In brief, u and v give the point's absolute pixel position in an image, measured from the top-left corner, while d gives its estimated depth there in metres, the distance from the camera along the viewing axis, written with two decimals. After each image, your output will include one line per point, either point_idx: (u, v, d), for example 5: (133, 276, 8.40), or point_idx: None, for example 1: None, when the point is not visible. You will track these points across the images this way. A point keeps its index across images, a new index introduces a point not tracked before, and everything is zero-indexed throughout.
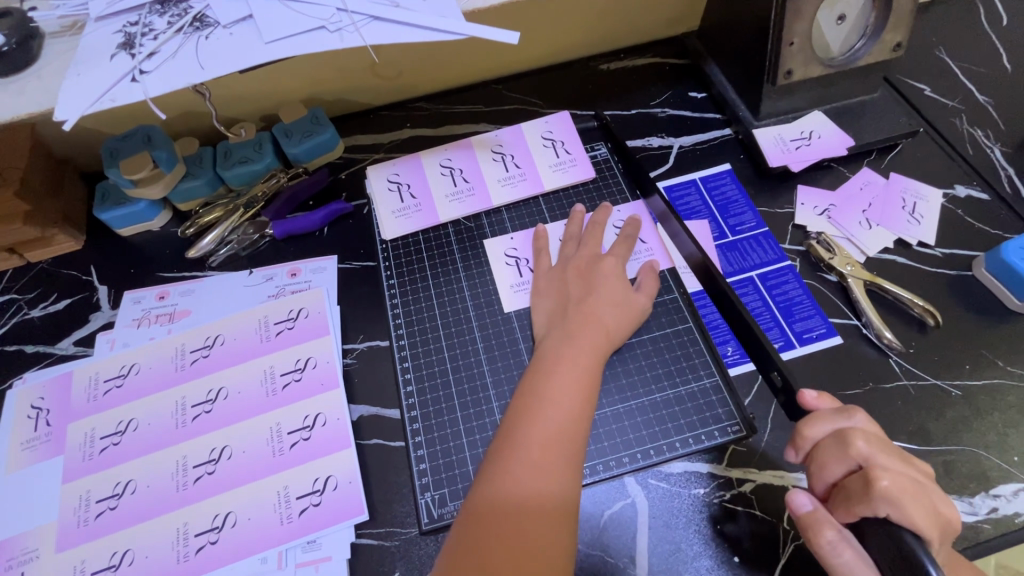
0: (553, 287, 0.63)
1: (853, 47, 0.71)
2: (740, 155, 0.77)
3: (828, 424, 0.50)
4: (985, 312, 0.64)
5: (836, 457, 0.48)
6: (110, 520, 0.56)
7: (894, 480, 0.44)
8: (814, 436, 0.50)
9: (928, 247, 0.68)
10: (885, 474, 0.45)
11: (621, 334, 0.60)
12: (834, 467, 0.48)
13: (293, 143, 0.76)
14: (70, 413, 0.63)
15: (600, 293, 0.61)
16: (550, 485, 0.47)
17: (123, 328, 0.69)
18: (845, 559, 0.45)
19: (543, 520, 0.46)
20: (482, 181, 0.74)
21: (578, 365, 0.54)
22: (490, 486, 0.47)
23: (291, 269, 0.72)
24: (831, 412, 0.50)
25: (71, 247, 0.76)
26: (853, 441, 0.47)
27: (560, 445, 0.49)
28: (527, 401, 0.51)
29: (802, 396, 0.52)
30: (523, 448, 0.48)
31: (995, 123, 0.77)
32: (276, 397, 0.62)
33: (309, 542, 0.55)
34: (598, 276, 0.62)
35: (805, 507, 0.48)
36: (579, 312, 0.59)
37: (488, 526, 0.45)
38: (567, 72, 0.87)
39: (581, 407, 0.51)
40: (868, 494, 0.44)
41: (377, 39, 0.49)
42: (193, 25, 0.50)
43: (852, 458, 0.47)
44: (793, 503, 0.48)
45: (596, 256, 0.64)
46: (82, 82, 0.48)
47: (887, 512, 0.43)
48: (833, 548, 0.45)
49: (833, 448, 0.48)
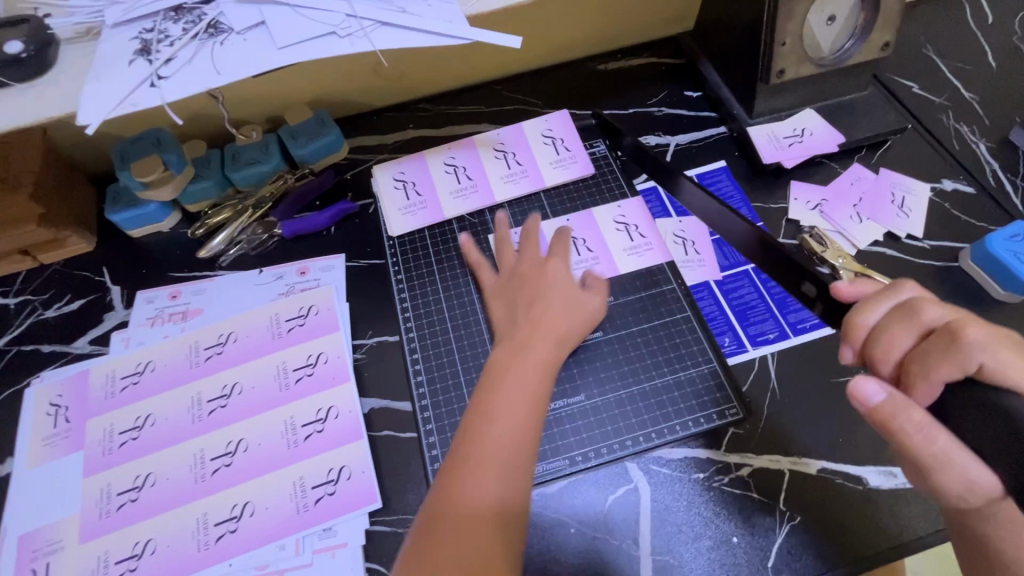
0: (501, 297, 0.63)
1: (843, 46, 0.73)
2: (735, 152, 0.80)
3: (883, 303, 0.47)
4: (971, 302, 0.66)
5: (906, 329, 0.44)
6: (132, 512, 0.58)
7: (983, 328, 0.41)
8: (869, 321, 0.47)
9: (917, 239, 0.71)
10: (970, 324, 0.41)
11: (575, 334, 0.61)
12: (903, 338, 0.44)
13: (300, 144, 0.78)
14: (88, 409, 0.65)
15: (549, 298, 0.61)
16: (509, 480, 0.48)
17: (137, 327, 0.70)
18: (940, 446, 0.40)
19: (494, 532, 0.46)
20: (485, 178, 0.76)
21: (541, 362, 0.56)
22: (443, 503, 0.47)
23: (300, 267, 0.73)
24: (881, 292, 0.48)
25: (83, 248, 0.77)
26: (923, 308, 0.44)
27: (524, 440, 0.50)
28: (491, 395, 0.52)
29: (839, 288, 0.51)
30: (474, 463, 0.48)
31: (980, 118, 0.79)
32: (289, 392, 0.64)
33: (324, 530, 0.57)
34: (547, 283, 0.62)
35: (876, 397, 0.41)
36: (526, 321, 0.59)
37: (440, 543, 0.45)
38: (565, 73, 0.89)
39: (532, 419, 0.51)
40: (958, 346, 0.40)
41: (386, 44, 0.51)
42: (207, 32, 0.52)
43: (922, 325, 0.44)
44: (862, 395, 0.41)
45: (540, 263, 0.65)
46: (101, 88, 0.50)
47: (981, 363, 0.39)
48: (927, 435, 0.40)
49: (899, 320, 0.45)
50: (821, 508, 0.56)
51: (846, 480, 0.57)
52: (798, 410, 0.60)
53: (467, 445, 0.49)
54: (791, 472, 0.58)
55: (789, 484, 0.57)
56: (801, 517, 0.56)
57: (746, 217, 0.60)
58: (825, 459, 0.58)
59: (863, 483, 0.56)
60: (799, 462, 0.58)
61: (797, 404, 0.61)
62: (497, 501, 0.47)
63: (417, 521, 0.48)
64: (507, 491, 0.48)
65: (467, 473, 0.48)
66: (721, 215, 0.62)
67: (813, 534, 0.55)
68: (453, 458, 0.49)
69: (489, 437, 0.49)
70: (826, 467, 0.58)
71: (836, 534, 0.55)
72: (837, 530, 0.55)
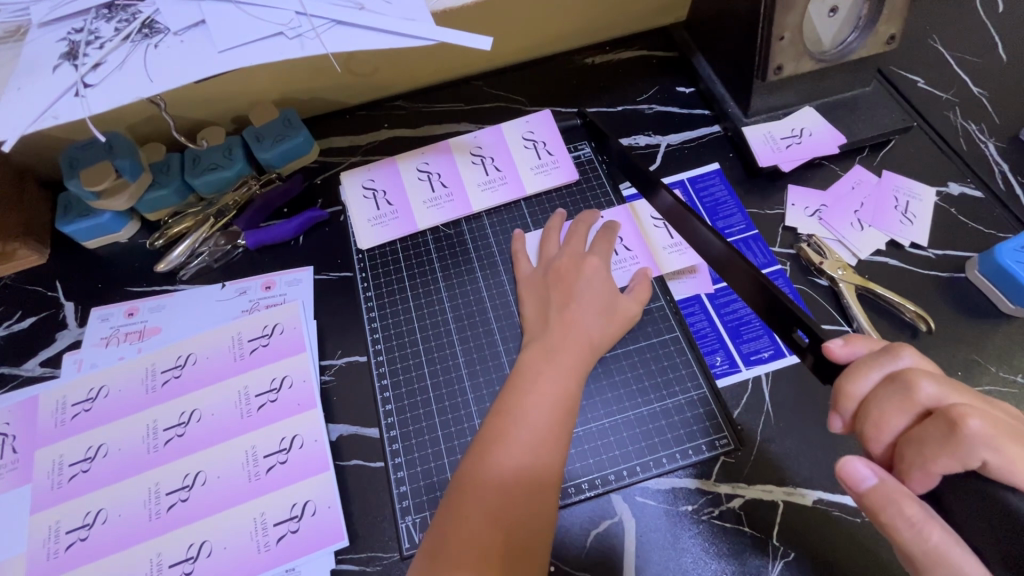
0: (535, 293, 0.61)
1: (845, 40, 0.68)
2: (729, 153, 0.75)
3: (875, 370, 0.43)
4: (977, 316, 0.62)
5: (898, 407, 0.40)
6: (82, 552, 0.55)
7: (984, 419, 0.36)
8: (861, 391, 0.43)
9: (921, 248, 0.67)
10: (968, 412, 0.37)
11: (604, 344, 0.58)
12: (895, 418, 0.40)
13: (265, 148, 0.73)
14: (36, 439, 0.61)
15: (582, 301, 0.58)
16: (550, 446, 0.48)
17: (90, 347, 0.66)
18: (933, 544, 0.35)
19: (529, 491, 0.46)
20: (460, 185, 0.71)
21: (575, 357, 0.55)
22: (483, 457, 0.48)
23: (265, 282, 0.69)
24: (876, 355, 0.43)
25: (34, 261, 0.72)
26: (918, 384, 0.40)
27: (556, 430, 0.49)
28: (537, 364, 0.54)
29: (830, 347, 0.46)
30: (519, 420, 0.49)
31: (989, 116, 0.75)
32: (251, 419, 0.60)
33: (287, 571, 0.53)
34: (581, 280, 0.60)
35: (868, 481, 0.38)
36: (558, 322, 0.57)
37: (476, 494, 0.46)
38: (549, 67, 0.84)
39: (575, 390, 0.52)
40: (954, 440, 0.36)
41: (339, 46, 0.45)
42: (141, 32, 0.47)
43: (918, 404, 0.40)
44: (851, 478, 0.39)
45: (579, 257, 0.62)
46: (22, 98, 0.45)
47: (983, 460, 0.35)
48: (917, 530, 0.36)
49: (892, 396, 0.41)
50: (817, 543, 0.52)
51: (844, 512, 0.53)
52: (794, 436, 0.56)
53: (498, 425, 0.49)
54: (785, 503, 0.54)
55: (782, 516, 0.53)
56: (795, 552, 0.52)
57: (719, 233, 0.56)
58: (821, 489, 0.54)
59: (861, 516, 0.53)
60: (793, 493, 0.54)
61: (793, 430, 0.57)
62: (521, 484, 0.46)
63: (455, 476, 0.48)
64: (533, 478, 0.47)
65: (495, 455, 0.47)
66: (697, 231, 0.58)
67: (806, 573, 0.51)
68: (482, 438, 0.49)
69: (533, 401, 0.50)
70: (822, 498, 0.54)
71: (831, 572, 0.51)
72: (833, 567, 0.51)
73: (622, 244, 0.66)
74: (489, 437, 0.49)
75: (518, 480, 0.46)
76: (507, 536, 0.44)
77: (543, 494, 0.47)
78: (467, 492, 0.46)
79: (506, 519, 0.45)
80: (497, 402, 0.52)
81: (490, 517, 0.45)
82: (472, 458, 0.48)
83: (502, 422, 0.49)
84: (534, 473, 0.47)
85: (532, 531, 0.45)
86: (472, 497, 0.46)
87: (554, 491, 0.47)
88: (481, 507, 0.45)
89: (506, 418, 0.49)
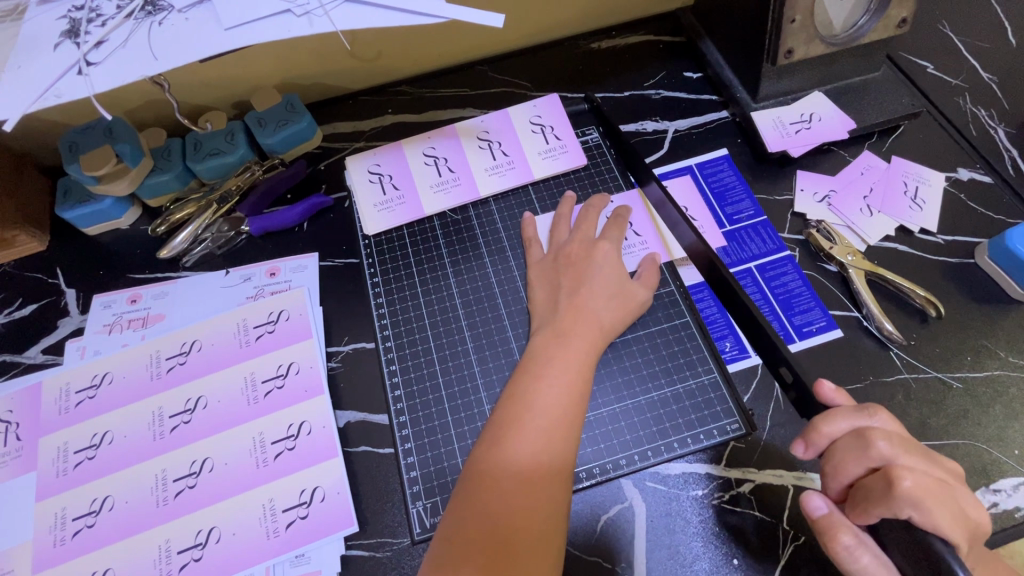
0: (545, 279, 0.61)
1: (857, 23, 0.67)
2: (737, 139, 0.74)
3: (847, 420, 0.45)
4: (986, 302, 0.62)
5: (856, 457, 0.44)
6: (89, 539, 0.54)
7: (918, 482, 0.41)
8: (831, 433, 0.46)
9: (930, 234, 0.66)
10: (908, 473, 0.41)
11: (617, 328, 0.57)
12: (852, 466, 0.44)
13: (268, 133, 0.71)
14: (40, 426, 0.60)
15: (592, 286, 0.58)
16: (561, 437, 0.48)
17: (93, 334, 0.65)
18: (863, 565, 0.42)
19: (541, 484, 0.46)
20: (467, 170, 0.70)
21: (588, 339, 0.54)
22: (492, 451, 0.47)
23: (269, 268, 0.68)
24: (852, 408, 0.46)
25: (34, 248, 0.71)
26: (876, 442, 0.43)
27: (572, 406, 0.49)
28: (546, 352, 0.53)
29: (820, 387, 0.48)
30: (528, 412, 0.48)
31: (998, 101, 0.74)
32: (258, 406, 0.59)
33: (297, 556, 0.53)
34: (592, 265, 0.59)
35: (819, 510, 0.45)
36: (567, 307, 0.56)
37: (486, 491, 0.45)
38: (555, 51, 0.82)
39: (584, 377, 0.52)
40: (890, 497, 0.41)
41: (349, 24, 0.44)
42: (144, 9, 0.46)
43: (873, 458, 0.43)
44: (807, 506, 0.45)
45: (589, 244, 0.61)
46: (23, 76, 0.44)
47: (909, 515, 0.40)
48: (851, 553, 0.43)
49: (851, 446, 0.44)
50: None
51: None
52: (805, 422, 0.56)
53: (514, 401, 0.49)
54: (795, 488, 0.54)
55: (792, 501, 0.53)
56: (806, 536, 0.52)
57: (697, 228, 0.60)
58: None
59: None
60: (804, 478, 0.54)
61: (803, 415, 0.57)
62: (538, 457, 0.46)
63: (465, 471, 0.48)
64: (552, 449, 0.47)
65: (513, 431, 0.47)
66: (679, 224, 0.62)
67: (817, 556, 0.51)
68: (498, 413, 0.49)
69: (542, 391, 0.50)
70: None
71: None
72: None
73: (630, 230, 0.66)
74: (505, 411, 0.49)
75: (536, 455, 0.46)
76: (527, 507, 0.45)
77: (561, 467, 0.47)
78: (484, 467, 0.46)
79: (526, 489, 0.45)
80: (508, 387, 0.51)
81: (509, 489, 0.45)
82: (489, 433, 0.49)
83: (517, 398, 0.50)
84: (551, 445, 0.47)
85: (547, 526, 0.44)
86: (483, 492, 0.45)
87: (570, 466, 0.47)
88: (502, 480, 0.45)
89: (522, 394, 0.50)
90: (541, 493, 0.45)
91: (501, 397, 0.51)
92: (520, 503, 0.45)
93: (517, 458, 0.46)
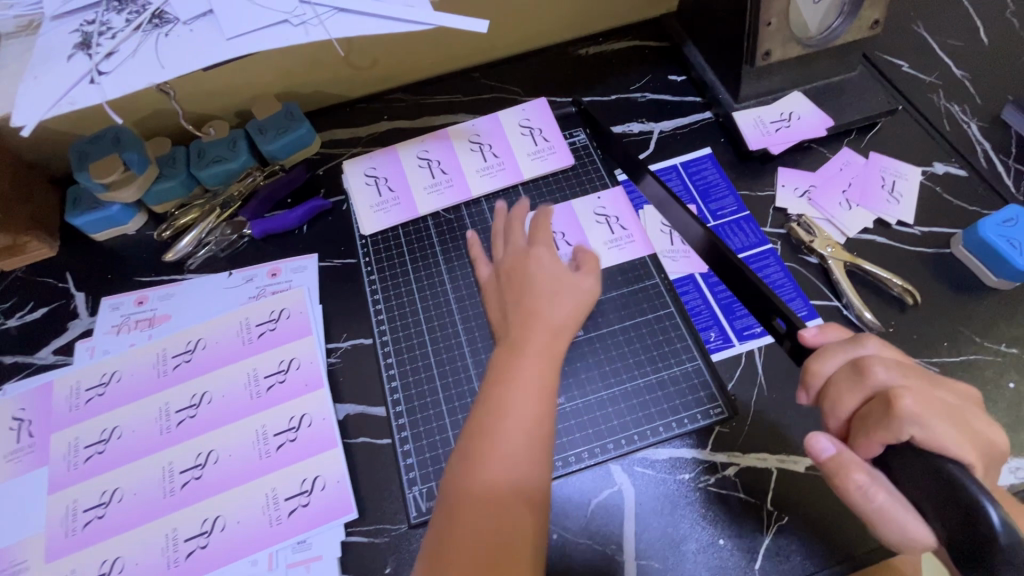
0: (492, 293, 0.62)
1: (831, 25, 0.70)
2: (720, 138, 0.77)
3: (840, 354, 0.47)
4: (961, 289, 0.64)
5: (852, 389, 0.45)
6: (99, 530, 0.57)
7: (918, 400, 0.41)
8: (825, 371, 0.47)
9: (908, 226, 0.69)
10: (908, 392, 0.41)
11: (568, 323, 0.58)
12: (848, 397, 0.45)
13: (268, 140, 0.74)
14: (51, 423, 0.62)
15: (533, 292, 0.58)
16: (535, 445, 0.49)
17: (102, 335, 0.68)
18: (879, 504, 0.41)
19: (524, 495, 0.47)
20: (460, 171, 0.73)
21: (541, 342, 0.55)
22: (471, 472, 0.47)
23: (271, 269, 0.71)
24: (842, 342, 0.48)
25: (44, 254, 0.74)
26: (871, 368, 0.44)
27: (540, 411, 0.50)
28: (510, 363, 0.53)
29: (804, 335, 0.51)
30: (503, 426, 0.49)
31: (973, 98, 0.77)
32: (260, 400, 0.62)
33: (298, 543, 0.55)
34: (531, 275, 0.60)
35: (827, 451, 0.43)
36: (517, 313, 0.57)
37: (473, 512, 0.46)
38: (544, 58, 0.86)
39: (548, 382, 0.52)
40: (890, 415, 0.41)
41: (343, 32, 0.47)
42: (152, 22, 0.49)
43: (869, 386, 0.44)
44: (814, 449, 0.44)
45: (522, 253, 0.62)
46: (39, 86, 0.47)
47: (912, 434, 0.40)
48: (865, 493, 0.42)
49: (847, 378, 0.45)
50: (810, 507, 0.54)
51: None
52: (787, 406, 0.58)
53: (483, 412, 0.50)
54: (778, 470, 0.56)
55: (776, 482, 0.55)
56: (789, 516, 0.54)
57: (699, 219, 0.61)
58: None
59: None
60: (787, 460, 0.56)
61: (785, 400, 0.59)
62: (514, 473, 0.47)
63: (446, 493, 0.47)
64: (517, 464, 0.47)
65: (483, 445, 0.48)
66: (677, 216, 0.63)
67: (800, 534, 0.53)
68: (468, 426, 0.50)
69: (510, 402, 0.50)
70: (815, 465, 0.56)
71: (824, 535, 0.53)
72: (826, 530, 0.53)
73: (617, 227, 0.69)
74: (473, 424, 0.49)
75: (508, 468, 0.47)
76: (514, 521, 0.46)
77: (536, 478, 0.48)
78: (469, 486, 0.47)
79: (494, 504, 0.46)
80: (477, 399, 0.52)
81: (477, 504, 0.46)
82: (460, 449, 0.49)
83: (486, 401, 0.51)
84: (530, 453, 0.48)
85: (534, 536, 0.46)
86: (470, 513, 0.46)
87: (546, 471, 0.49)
88: (470, 495, 0.46)
89: (490, 405, 0.50)
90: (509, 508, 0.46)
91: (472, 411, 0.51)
92: (485, 508, 0.46)
93: (485, 472, 0.47)
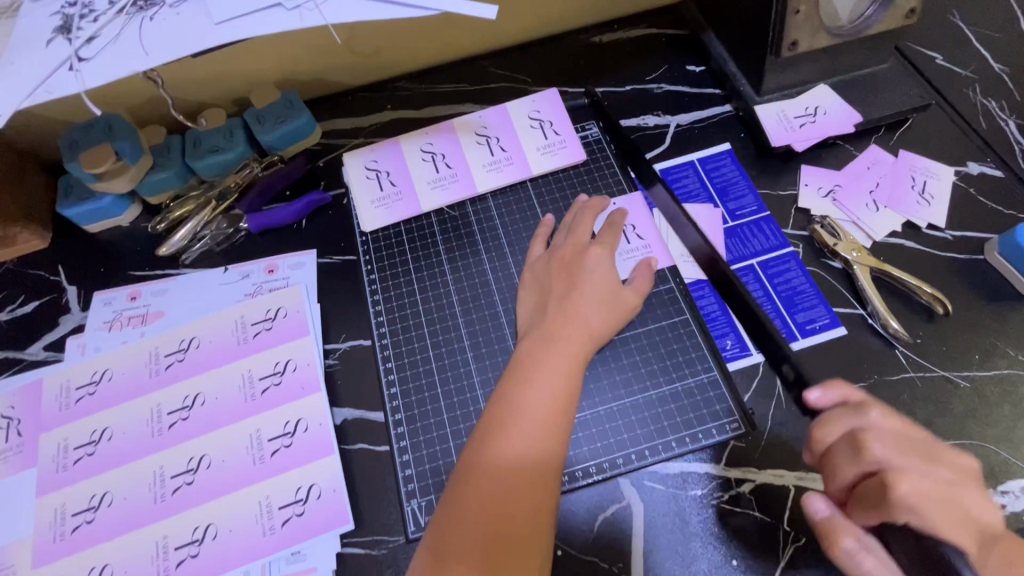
0: (537, 280, 0.60)
1: (864, 13, 0.66)
2: (740, 133, 0.73)
3: (842, 423, 0.46)
4: (995, 298, 0.61)
5: (850, 461, 0.45)
6: (88, 535, 0.55)
7: (915, 486, 0.41)
8: (827, 439, 0.47)
9: (939, 229, 0.65)
10: (906, 477, 0.42)
11: (605, 332, 0.56)
12: (846, 469, 0.45)
13: (266, 130, 0.71)
14: (40, 422, 0.60)
15: (583, 288, 0.57)
16: (549, 443, 0.47)
17: (93, 332, 0.65)
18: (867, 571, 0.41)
19: (529, 493, 0.45)
20: (465, 166, 0.69)
21: (574, 346, 0.53)
22: (478, 463, 0.46)
23: (268, 265, 0.68)
24: (842, 411, 0.47)
25: (35, 245, 0.71)
26: (869, 445, 0.44)
27: (561, 408, 0.49)
28: (538, 358, 0.52)
29: (807, 396, 0.49)
30: (518, 419, 0.47)
31: (1011, 93, 0.72)
32: (254, 403, 0.59)
33: (293, 553, 0.53)
34: (584, 268, 0.58)
35: (820, 513, 0.45)
36: (556, 311, 0.55)
37: (474, 504, 0.44)
38: (555, 46, 0.81)
39: (573, 379, 0.51)
40: (886, 500, 0.41)
41: (339, 17, 0.43)
42: (136, 5, 0.45)
43: (868, 463, 0.44)
44: (809, 509, 0.45)
45: (583, 247, 0.60)
46: (15, 73, 0.44)
47: (906, 520, 0.40)
48: (854, 560, 0.42)
49: (847, 452, 0.45)
50: None
51: None
52: (808, 421, 0.55)
53: (496, 401, 0.49)
54: (797, 488, 0.53)
55: (793, 502, 0.52)
56: (807, 538, 0.51)
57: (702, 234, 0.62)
58: None
59: None
60: (805, 478, 0.53)
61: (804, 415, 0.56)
62: (523, 469, 0.45)
63: (452, 483, 0.46)
64: (524, 460, 0.46)
65: (486, 430, 0.47)
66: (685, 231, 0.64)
67: (819, 559, 0.50)
68: (482, 414, 0.49)
69: (532, 394, 0.49)
70: None
71: None
72: None
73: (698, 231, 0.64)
74: (484, 422, 0.48)
75: (517, 462, 0.46)
76: (515, 519, 0.44)
77: (546, 475, 0.46)
78: (474, 475, 0.45)
79: (481, 483, 0.45)
80: (497, 390, 0.51)
81: (470, 499, 0.44)
82: (472, 433, 0.49)
83: (506, 393, 0.49)
84: (541, 449, 0.46)
85: (534, 537, 0.44)
86: (472, 506, 0.44)
87: (559, 471, 0.47)
88: (463, 479, 0.45)
89: (504, 396, 0.49)
90: (496, 490, 0.44)
91: (488, 403, 0.50)
92: (488, 500, 0.44)
93: (479, 452, 0.46)
